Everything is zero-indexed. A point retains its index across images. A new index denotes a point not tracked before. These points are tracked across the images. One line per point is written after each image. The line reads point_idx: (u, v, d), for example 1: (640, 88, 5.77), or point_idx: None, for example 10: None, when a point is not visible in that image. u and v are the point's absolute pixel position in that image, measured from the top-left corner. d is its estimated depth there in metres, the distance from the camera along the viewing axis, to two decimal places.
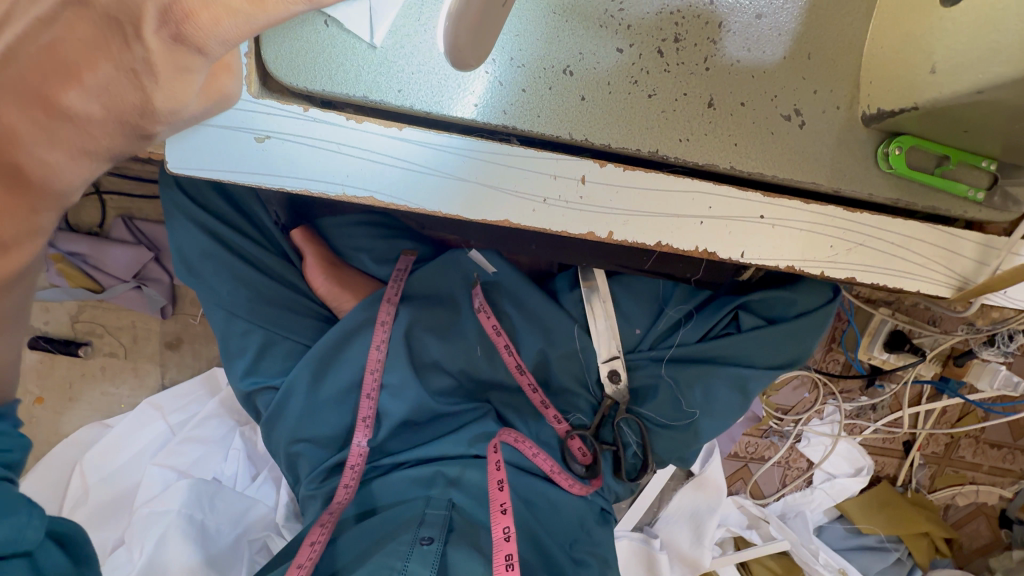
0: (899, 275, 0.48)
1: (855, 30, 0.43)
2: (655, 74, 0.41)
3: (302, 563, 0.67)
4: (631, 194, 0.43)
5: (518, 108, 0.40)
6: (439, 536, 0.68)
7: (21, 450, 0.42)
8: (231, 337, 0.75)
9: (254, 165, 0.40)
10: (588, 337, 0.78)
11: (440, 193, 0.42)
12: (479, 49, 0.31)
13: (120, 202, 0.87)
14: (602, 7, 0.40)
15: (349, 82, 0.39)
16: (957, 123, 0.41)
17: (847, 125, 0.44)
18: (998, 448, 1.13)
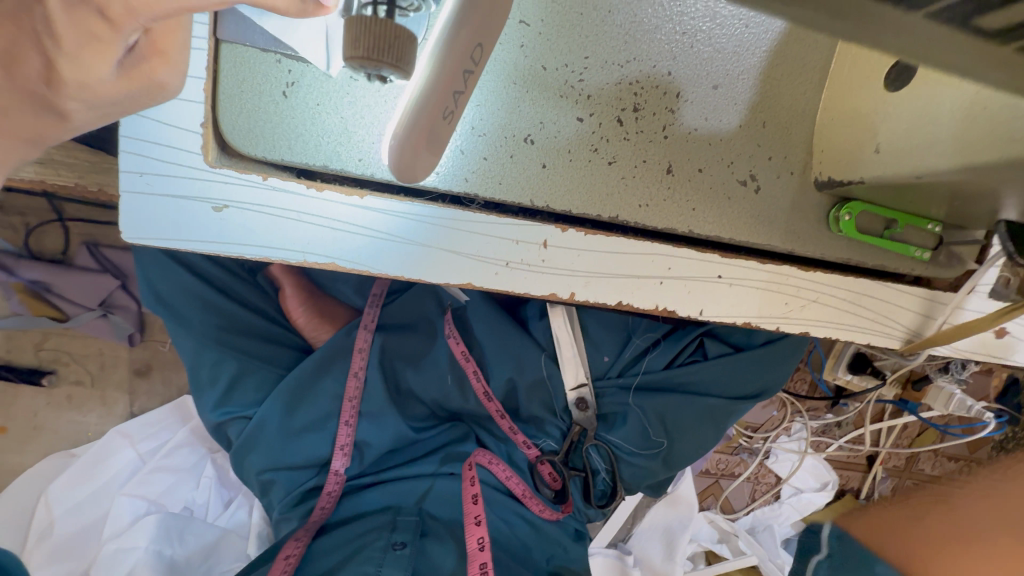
0: (853, 330, 0.50)
1: (808, 99, 0.44)
2: (614, 141, 0.42)
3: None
4: (594, 257, 0.44)
5: (481, 176, 0.41)
6: (411, 540, 0.72)
7: None
8: (202, 367, 0.74)
9: (211, 234, 0.39)
10: (555, 365, 0.78)
11: (402, 261, 0.42)
12: (426, 162, 0.31)
13: (85, 229, 0.85)
14: (562, 78, 0.40)
15: (308, 152, 0.38)
16: (903, 193, 0.43)
17: (801, 189, 0.46)
18: (956, 461, 1.20)
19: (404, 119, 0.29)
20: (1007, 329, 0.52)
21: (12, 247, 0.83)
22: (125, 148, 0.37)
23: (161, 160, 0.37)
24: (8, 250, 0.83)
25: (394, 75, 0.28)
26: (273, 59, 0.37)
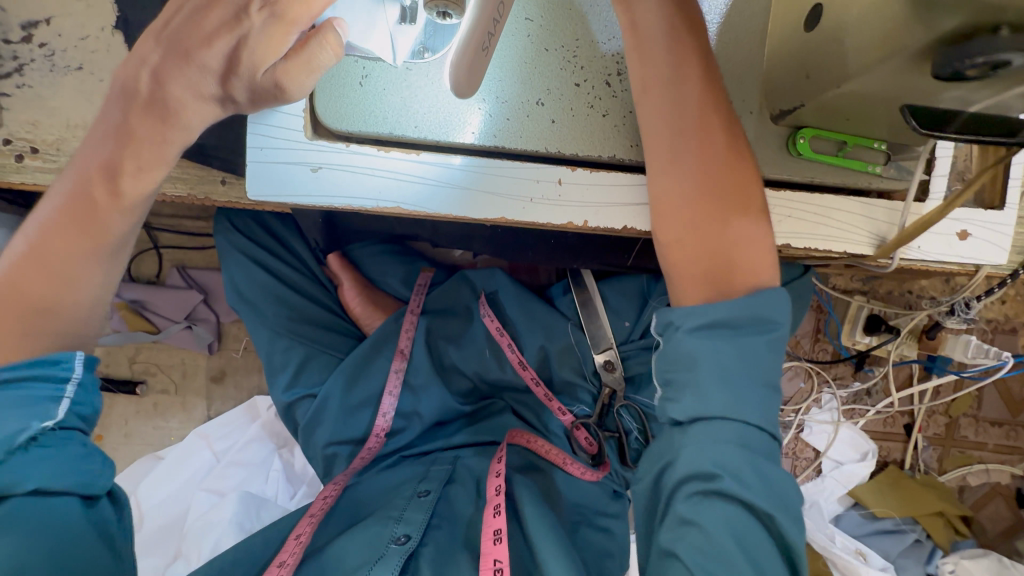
0: (829, 240, 0.59)
1: (755, 56, 0.57)
2: (606, 99, 0.55)
3: (313, 513, 0.77)
4: (599, 190, 0.55)
5: (505, 132, 0.54)
6: (435, 489, 0.77)
7: (93, 408, 0.51)
8: (275, 354, 0.85)
9: (308, 189, 0.52)
10: (581, 331, 0.88)
11: (447, 202, 0.54)
12: (473, 82, 0.42)
13: (175, 254, 1.01)
14: (560, 56, 0.54)
15: (378, 124, 0.52)
16: (841, 114, 0.53)
17: (761, 124, 0.57)
18: (998, 425, 1.20)
19: (458, 48, 0.40)
20: (969, 232, 0.60)
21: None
22: (252, 132, 0.52)
23: (275, 136, 0.51)
24: None
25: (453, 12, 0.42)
26: (352, 61, 0.52)
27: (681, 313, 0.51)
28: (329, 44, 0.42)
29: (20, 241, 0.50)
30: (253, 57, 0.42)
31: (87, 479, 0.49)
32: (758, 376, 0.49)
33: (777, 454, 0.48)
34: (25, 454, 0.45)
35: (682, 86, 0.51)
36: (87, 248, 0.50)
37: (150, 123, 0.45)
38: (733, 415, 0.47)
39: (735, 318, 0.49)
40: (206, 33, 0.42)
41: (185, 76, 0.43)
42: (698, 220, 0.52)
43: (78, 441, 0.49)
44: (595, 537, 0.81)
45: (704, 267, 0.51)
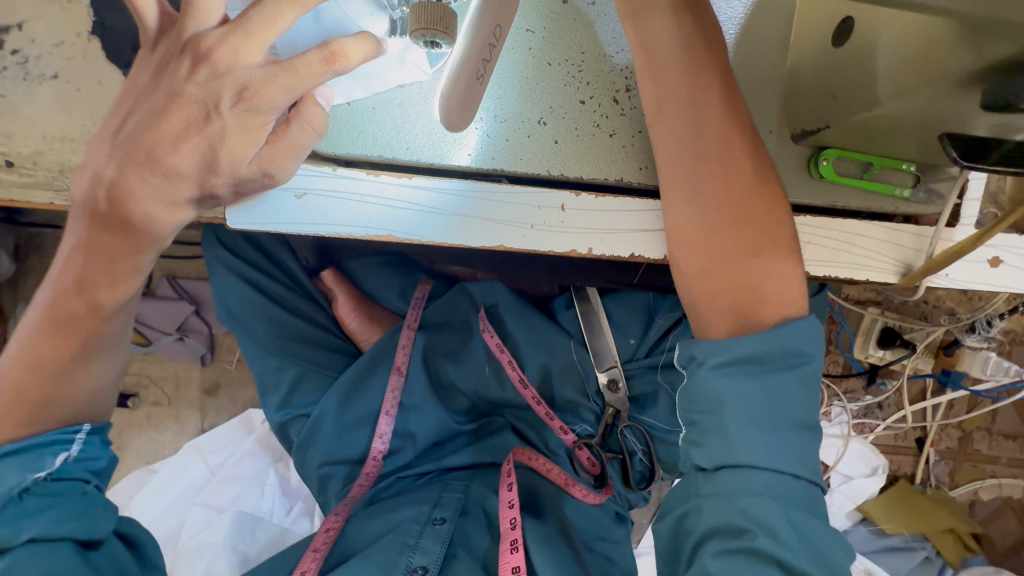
0: (851, 268, 0.55)
1: (776, 69, 0.53)
2: (613, 117, 0.51)
3: (316, 548, 0.75)
4: (605, 216, 0.52)
5: (504, 154, 0.50)
6: (451, 517, 0.76)
7: (106, 460, 0.58)
8: (267, 373, 0.83)
9: (293, 217, 0.49)
10: (584, 349, 0.84)
11: (443, 228, 0.50)
12: (463, 115, 0.40)
13: (165, 264, 0.98)
14: (564, 72, 0.51)
15: (367, 146, 0.49)
16: (869, 135, 0.49)
17: (780, 144, 0.53)
18: (1013, 439, 1.16)
19: (450, 78, 0.38)
20: (1001, 259, 0.56)
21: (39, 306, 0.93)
22: None
23: None
24: None
25: (444, 42, 0.37)
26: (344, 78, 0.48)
27: (703, 348, 0.47)
28: (310, 123, 0.43)
29: (10, 357, 0.53)
30: (233, 153, 0.41)
31: (84, 523, 0.53)
32: (789, 416, 0.45)
33: (816, 504, 0.44)
34: (26, 501, 0.51)
35: (699, 111, 0.47)
36: (78, 354, 0.52)
37: (121, 240, 0.45)
38: (763, 464, 0.43)
39: (762, 352, 0.45)
40: (170, 133, 0.40)
41: (156, 181, 0.42)
42: (722, 244, 0.47)
43: (78, 489, 0.54)
44: (598, 562, 0.76)
45: (730, 297, 0.47)
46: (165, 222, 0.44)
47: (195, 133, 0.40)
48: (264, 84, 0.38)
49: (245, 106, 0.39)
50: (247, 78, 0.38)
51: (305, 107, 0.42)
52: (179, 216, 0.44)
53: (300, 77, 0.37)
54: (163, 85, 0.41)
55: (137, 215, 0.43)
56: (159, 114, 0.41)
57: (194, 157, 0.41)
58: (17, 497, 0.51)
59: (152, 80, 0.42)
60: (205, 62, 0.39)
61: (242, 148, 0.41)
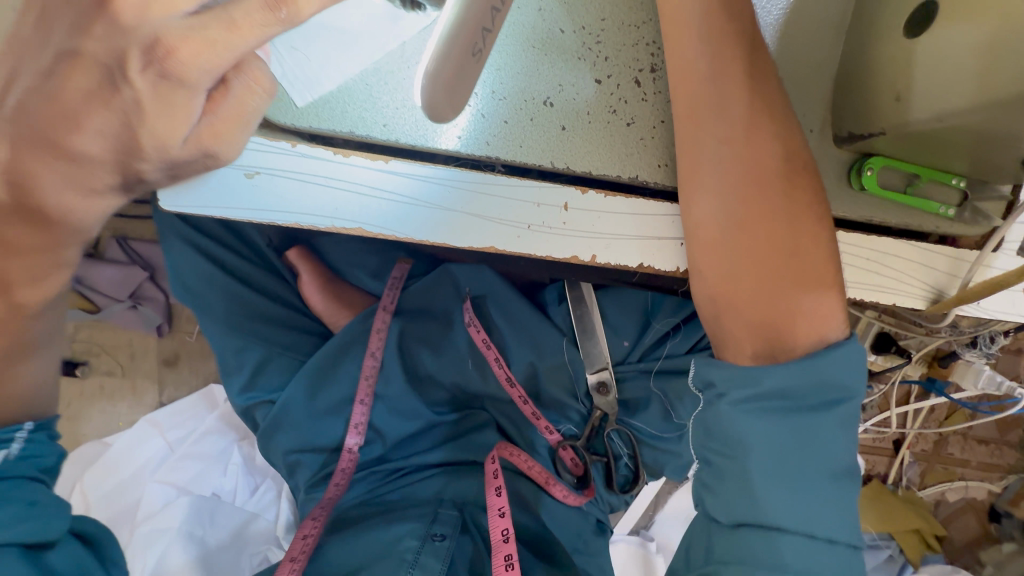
0: (878, 289, 0.49)
1: (826, 57, 0.45)
2: (633, 103, 0.43)
3: (293, 558, 0.71)
4: (615, 219, 0.45)
5: (501, 139, 0.41)
6: (451, 534, 0.73)
7: (57, 458, 0.49)
8: (228, 354, 0.77)
9: (245, 200, 0.41)
10: (576, 350, 0.77)
11: (429, 225, 0.43)
12: (455, 102, 0.31)
13: (115, 223, 0.88)
14: (579, 42, 0.42)
15: (336, 119, 0.40)
16: (925, 147, 0.43)
17: (820, 147, 0.46)
18: (984, 443, 1.18)
19: (438, 54, 0.30)
20: None
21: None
22: None
23: None
24: None
25: None
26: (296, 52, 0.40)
27: (724, 376, 0.43)
28: (257, 83, 0.34)
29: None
30: (155, 133, 0.33)
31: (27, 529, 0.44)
32: (825, 466, 0.41)
33: (851, 569, 0.41)
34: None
35: (724, 107, 0.41)
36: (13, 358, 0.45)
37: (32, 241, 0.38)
38: (794, 526, 0.41)
39: (794, 388, 0.41)
40: (61, 107, 0.32)
41: (62, 166, 0.34)
42: (754, 256, 0.41)
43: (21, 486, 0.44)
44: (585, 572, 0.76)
45: (756, 311, 0.42)
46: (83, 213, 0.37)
47: (98, 104, 0.32)
48: (183, 41, 0.29)
49: (158, 72, 0.31)
50: (162, 32, 0.29)
51: (245, 61, 0.34)
52: (102, 203, 0.37)
53: (241, 30, 0.30)
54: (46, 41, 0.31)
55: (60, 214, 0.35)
56: (47, 76, 0.31)
57: (102, 139, 0.33)
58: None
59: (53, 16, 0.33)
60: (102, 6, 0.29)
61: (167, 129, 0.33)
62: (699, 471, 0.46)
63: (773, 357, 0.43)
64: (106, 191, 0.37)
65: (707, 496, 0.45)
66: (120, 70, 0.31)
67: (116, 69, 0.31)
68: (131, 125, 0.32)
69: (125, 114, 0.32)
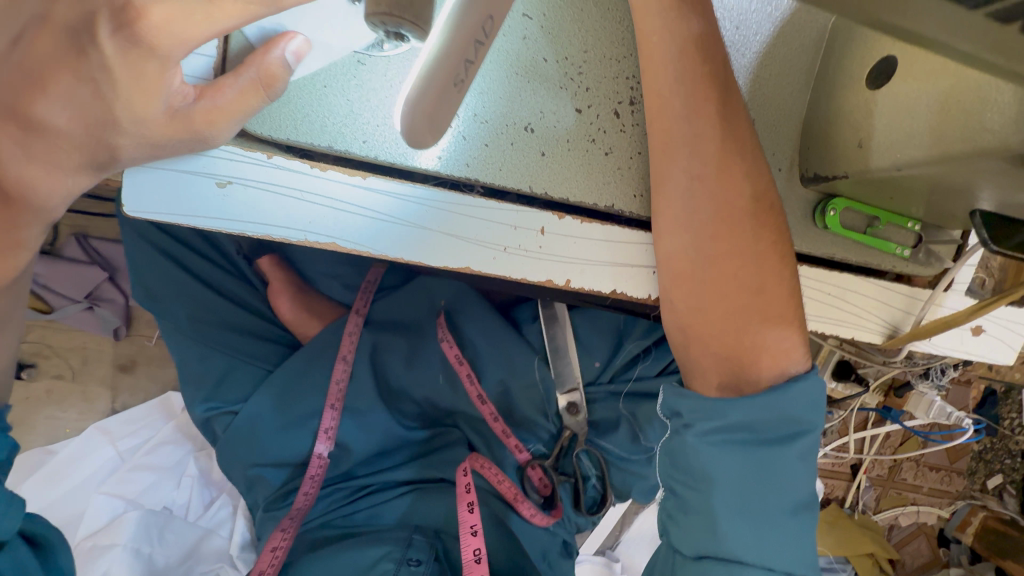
0: (835, 323, 0.51)
1: (796, 100, 0.48)
2: (611, 133, 0.44)
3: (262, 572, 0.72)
4: (590, 246, 0.45)
5: (481, 161, 0.42)
6: (427, 560, 0.72)
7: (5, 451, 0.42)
8: (189, 362, 0.75)
9: (214, 210, 0.39)
10: (548, 368, 0.78)
11: (405, 243, 0.43)
12: (434, 130, 0.32)
13: (73, 219, 0.84)
14: (561, 70, 0.43)
15: (314, 133, 0.39)
16: (882, 191, 0.45)
17: (789, 185, 0.48)
18: (937, 470, 1.23)
19: (419, 82, 0.30)
20: (983, 327, 0.55)
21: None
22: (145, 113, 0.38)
23: None
24: None
25: (410, 34, 0.32)
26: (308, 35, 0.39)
27: (691, 408, 0.44)
28: (267, 84, 0.34)
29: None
30: (130, 106, 0.33)
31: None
32: (785, 499, 0.42)
33: None
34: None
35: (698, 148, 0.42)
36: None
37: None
38: (752, 558, 0.41)
39: (756, 421, 0.42)
40: (31, 71, 0.32)
41: (21, 136, 0.33)
42: (718, 290, 0.44)
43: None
44: None
45: (724, 343, 0.44)
46: (45, 188, 0.35)
47: (68, 72, 0.32)
48: (156, 10, 0.29)
49: (128, 37, 0.30)
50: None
51: (263, 59, 0.34)
52: (68, 181, 0.36)
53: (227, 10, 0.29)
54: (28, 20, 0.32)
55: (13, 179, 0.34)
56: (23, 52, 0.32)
57: (71, 109, 0.33)
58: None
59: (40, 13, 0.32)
60: None
61: (143, 102, 0.33)
62: (665, 500, 0.47)
63: (737, 390, 0.44)
64: (73, 174, 0.35)
65: (673, 527, 0.45)
66: (88, 36, 0.31)
67: (85, 36, 0.31)
68: (104, 94, 0.32)
69: (95, 82, 0.32)
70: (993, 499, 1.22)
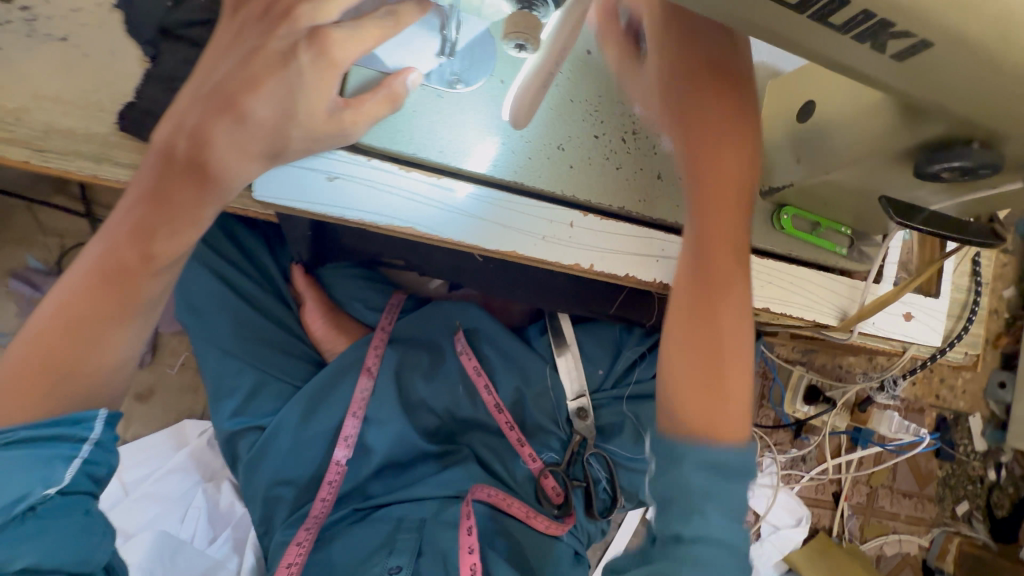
0: (799, 306, 0.65)
1: (748, 131, 0.62)
2: (620, 153, 0.58)
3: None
4: (606, 236, 0.58)
5: (525, 170, 0.55)
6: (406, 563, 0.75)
7: (105, 468, 0.52)
8: (224, 378, 0.80)
9: (324, 199, 0.51)
10: (557, 375, 0.87)
11: (467, 228, 0.55)
12: (526, 113, 0.49)
13: None
14: (582, 108, 0.58)
15: (405, 143, 0.52)
16: (818, 197, 0.60)
17: (754, 198, 0.62)
18: (909, 497, 1.32)
19: (523, 81, 0.46)
20: (912, 314, 0.68)
21: (42, 266, 0.86)
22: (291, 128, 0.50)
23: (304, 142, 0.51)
24: (37, 268, 0.86)
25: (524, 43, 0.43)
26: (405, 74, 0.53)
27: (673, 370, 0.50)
28: (393, 94, 0.46)
29: (46, 311, 0.48)
30: (311, 102, 0.42)
31: (33, 524, 0.46)
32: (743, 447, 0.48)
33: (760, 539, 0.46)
34: (5, 456, 0.45)
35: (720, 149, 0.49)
36: (115, 315, 0.47)
37: (166, 215, 0.43)
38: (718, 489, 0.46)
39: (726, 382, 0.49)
40: (247, 74, 0.41)
41: (229, 125, 0.41)
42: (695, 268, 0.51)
43: (54, 462, 0.47)
44: None
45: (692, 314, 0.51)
46: (234, 173, 0.43)
47: (274, 77, 0.41)
48: (345, 33, 0.41)
49: (318, 50, 0.41)
50: (320, 27, 0.41)
51: (392, 78, 0.45)
52: (249, 169, 0.43)
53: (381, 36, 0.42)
54: (238, 42, 0.42)
55: (212, 165, 0.42)
56: (241, 62, 0.41)
57: (272, 104, 0.41)
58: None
59: (232, 39, 0.43)
60: (286, 20, 0.41)
61: (317, 99, 0.42)
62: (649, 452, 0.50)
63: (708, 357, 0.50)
64: (253, 162, 0.43)
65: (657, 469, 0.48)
66: (290, 51, 0.41)
67: (288, 49, 0.41)
68: (299, 92, 0.41)
69: (289, 83, 0.41)
70: (964, 524, 1.35)
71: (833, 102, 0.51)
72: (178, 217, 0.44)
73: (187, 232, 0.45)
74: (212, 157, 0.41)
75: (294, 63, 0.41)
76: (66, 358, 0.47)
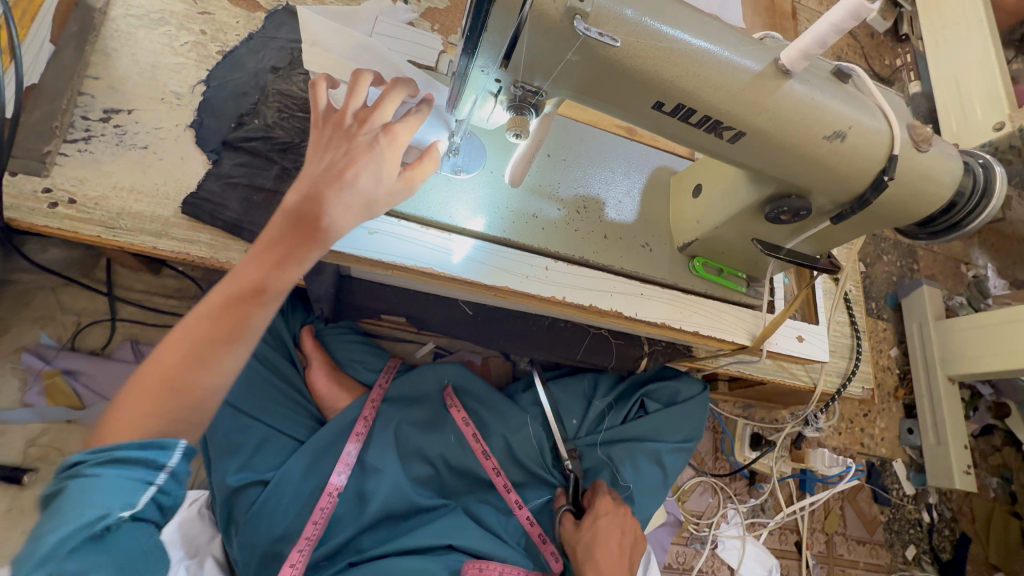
0: (720, 329, 0.85)
1: (662, 207, 0.86)
2: (576, 220, 0.81)
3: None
4: (571, 275, 0.79)
5: (511, 230, 0.76)
6: None
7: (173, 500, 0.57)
8: (232, 435, 0.85)
9: (368, 248, 0.70)
10: (538, 423, 0.99)
11: (471, 268, 0.74)
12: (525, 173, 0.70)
13: (131, 328, 0.97)
14: (546, 190, 0.80)
15: (427, 212, 0.73)
16: (718, 250, 0.82)
17: (672, 252, 0.85)
18: (863, 543, 1.42)
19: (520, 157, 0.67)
20: (804, 337, 0.91)
21: (54, 342, 0.93)
22: None
23: None
24: (50, 344, 0.92)
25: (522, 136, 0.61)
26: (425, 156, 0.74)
27: None
28: (433, 161, 0.66)
29: (170, 344, 0.57)
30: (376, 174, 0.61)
31: (105, 543, 0.51)
32: None
33: None
34: (101, 474, 0.51)
35: None
36: (230, 338, 0.57)
37: (286, 257, 0.59)
38: None
39: None
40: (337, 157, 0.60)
41: (322, 189, 0.59)
42: None
43: (136, 486, 0.52)
44: None
45: None
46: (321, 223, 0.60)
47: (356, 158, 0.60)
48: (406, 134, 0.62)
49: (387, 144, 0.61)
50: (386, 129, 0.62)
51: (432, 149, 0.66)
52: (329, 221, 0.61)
53: None
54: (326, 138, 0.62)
55: (307, 215, 0.59)
56: (331, 150, 0.61)
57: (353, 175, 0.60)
58: (81, 472, 0.51)
59: (322, 136, 0.63)
60: (362, 124, 0.62)
61: (383, 171, 0.62)
62: None
63: None
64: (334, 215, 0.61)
65: None
66: (368, 143, 0.61)
67: (367, 142, 0.61)
68: (368, 167, 0.61)
69: (365, 163, 0.60)
70: (916, 568, 1.45)
71: (712, 181, 0.77)
72: (294, 259, 0.59)
73: (293, 268, 0.60)
74: (307, 210, 0.59)
75: (368, 148, 0.61)
76: (179, 377, 0.55)
